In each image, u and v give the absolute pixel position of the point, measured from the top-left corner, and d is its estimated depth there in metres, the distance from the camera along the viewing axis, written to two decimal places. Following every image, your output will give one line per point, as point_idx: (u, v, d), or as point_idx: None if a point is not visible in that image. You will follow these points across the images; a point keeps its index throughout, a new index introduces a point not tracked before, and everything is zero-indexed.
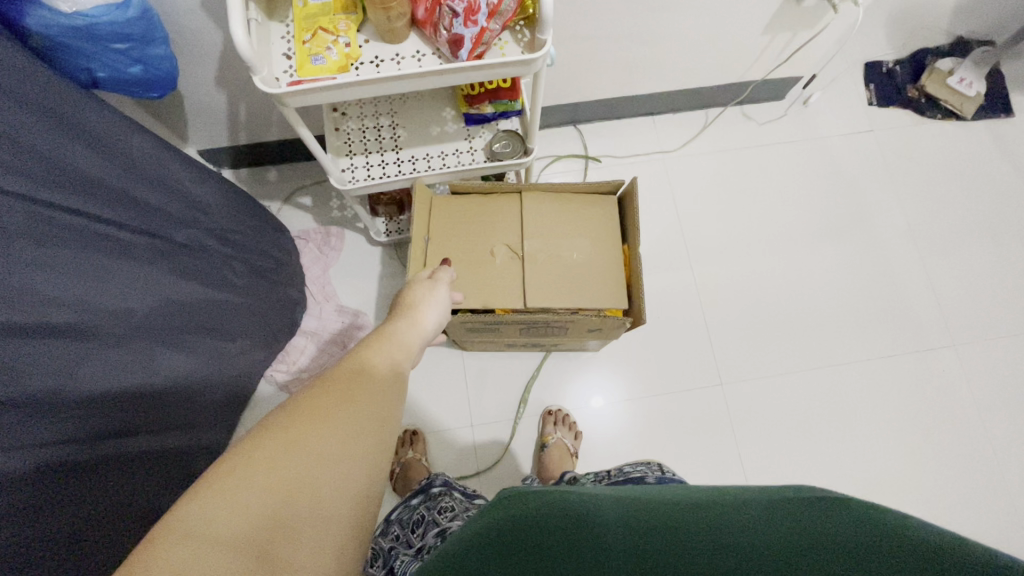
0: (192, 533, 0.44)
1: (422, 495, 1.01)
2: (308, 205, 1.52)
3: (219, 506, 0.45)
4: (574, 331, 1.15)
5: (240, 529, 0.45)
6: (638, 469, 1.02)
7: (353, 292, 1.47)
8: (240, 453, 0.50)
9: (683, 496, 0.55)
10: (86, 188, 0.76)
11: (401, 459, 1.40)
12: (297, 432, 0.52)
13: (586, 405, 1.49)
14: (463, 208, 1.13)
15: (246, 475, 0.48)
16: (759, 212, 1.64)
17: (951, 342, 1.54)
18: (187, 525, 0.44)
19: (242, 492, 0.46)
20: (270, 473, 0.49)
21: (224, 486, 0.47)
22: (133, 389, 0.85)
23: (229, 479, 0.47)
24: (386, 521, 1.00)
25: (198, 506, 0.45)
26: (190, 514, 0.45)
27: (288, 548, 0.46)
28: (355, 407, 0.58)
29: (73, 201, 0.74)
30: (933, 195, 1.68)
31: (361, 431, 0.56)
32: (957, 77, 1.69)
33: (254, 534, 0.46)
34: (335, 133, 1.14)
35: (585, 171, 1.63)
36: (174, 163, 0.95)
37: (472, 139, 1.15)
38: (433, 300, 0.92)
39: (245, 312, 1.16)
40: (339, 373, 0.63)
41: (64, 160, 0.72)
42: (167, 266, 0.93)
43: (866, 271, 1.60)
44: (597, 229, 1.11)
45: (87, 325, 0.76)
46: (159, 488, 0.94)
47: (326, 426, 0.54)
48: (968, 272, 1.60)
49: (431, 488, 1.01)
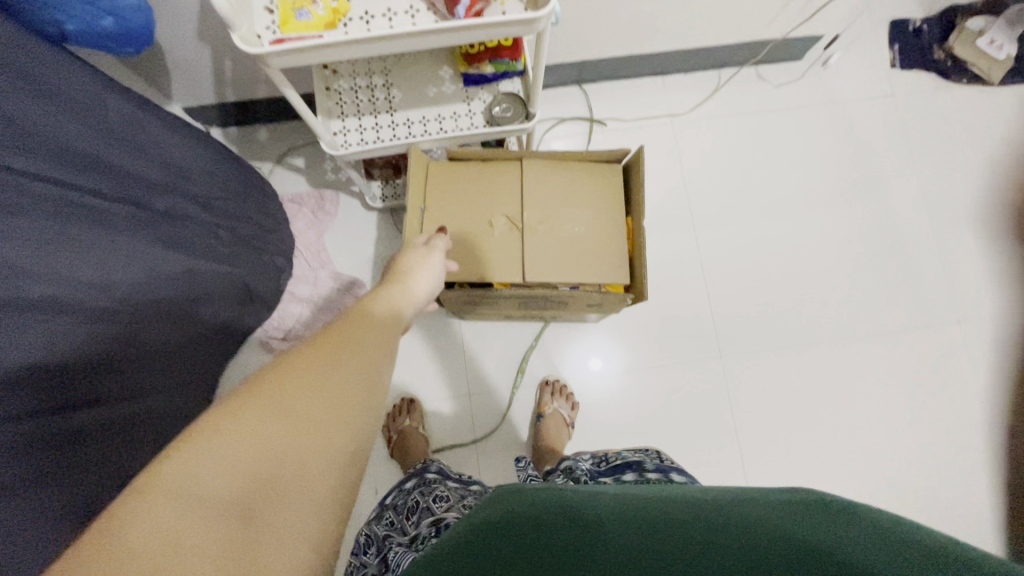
0: (174, 491, 0.41)
1: (416, 480, 1.03)
2: (301, 166, 1.46)
3: (203, 465, 0.43)
4: (573, 305, 1.12)
5: (225, 490, 0.43)
6: (637, 454, 1.01)
7: (348, 259, 1.43)
8: (227, 412, 0.47)
9: (689, 500, 0.53)
10: (59, 154, 0.72)
11: (398, 427, 1.40)
12: (289, 393, 0.49)
13: (586, 367, 1.49)
14: (461, 176, 1.08)
15: (229, 437, 0.45)
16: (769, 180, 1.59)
17: (955, 318, 1.52)
18: (169, 483, 0.42)
19: (225, 454, 0.44)
20: (257, 434, 0.46)
21: (206, 446, 0.44)
22: (115, 358, 0.83)
23: (215, 437, 0.45)
24: (383, 505, 1.01)
25: (182, 463, 0.43)
26: (173, 471, 0.42)
27: (273, 512, 0.44)
28: (349, 372, 0.55)
29: (45, 169, 0.70)
30: (951, 164, 1.61)
31: (355, 395, 0.53)
32: (987, 39, 1.59)
33: (237, 497, 0.43)
34: (326, 92, 1.07)
35: (590, 135, 1.56)
36: (147, 127, 0.90)
37: (470, 101, 1.09)
38: (428, 268, 0.90)
39: (229, 280, 1.13)
40: (331, 335, 0.59)
41: (33, 125, 0.68)
42: (148, 235, 0.90)
43: (874, 243, 1.56)
44: (600, 200, 1.06)
45: (65, 297, 0.74)
46: (149, 454, 0.94)
47: (318, 389, 0.51)
48: (979, 245, 1.56)
49: (425, 473, 1.04)
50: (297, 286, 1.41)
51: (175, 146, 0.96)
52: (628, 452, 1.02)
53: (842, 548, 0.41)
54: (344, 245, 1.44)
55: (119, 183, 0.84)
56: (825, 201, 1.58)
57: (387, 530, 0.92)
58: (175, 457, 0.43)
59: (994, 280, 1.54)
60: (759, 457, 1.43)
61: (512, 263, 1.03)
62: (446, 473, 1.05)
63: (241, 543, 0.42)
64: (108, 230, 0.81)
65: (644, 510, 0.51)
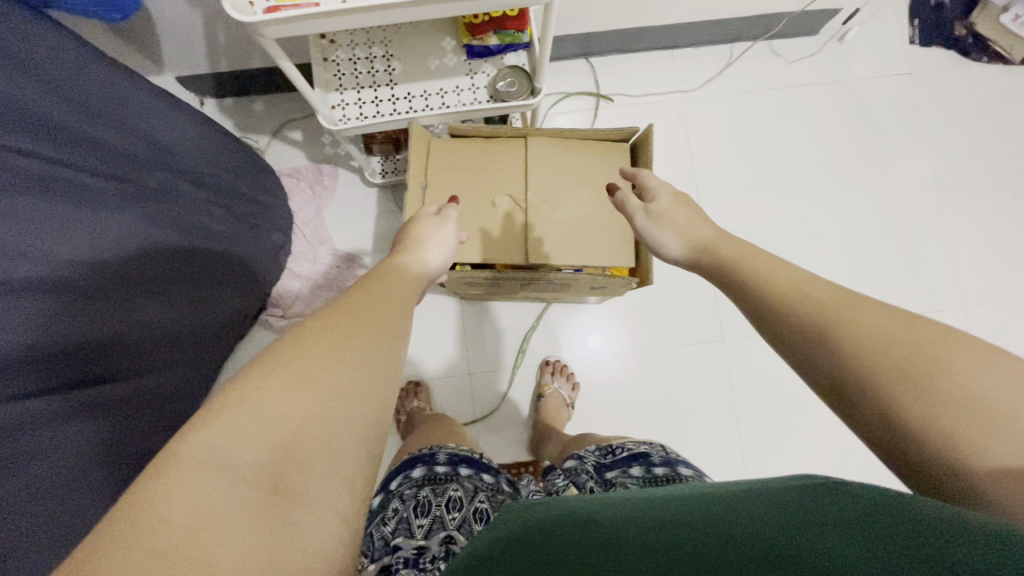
0: (198, 460, 0.39)
1: (426, 472, 0.95)
2: (298, 140, 1.42)
3: (227, 434, 0.41)
4: (576, 287, 1.11)
5: (250, 458, 0.41)
6: (644, 447, 0.98)
7: (347, 236, 1.41)
8: (248, 381, 0.45)
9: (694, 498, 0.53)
10: (40, 129, 0.70)
11: (407, 409, 1.39)
12: (310, 360, 0.48)
13: (585, 343, 1.49)
14: (464, 153, 1.05)
15: (255, 406, 0.43)
16: (778, 160, 1.55)
17: (963, 304, 1.49)
18: (193, 454, 0.40)
19: (251, 423, 0.42)
20: (281, 402, 0.44)
21: (232, 415, 0.42)
22: (113, 338, 0.82)
23: (238, 407, 0.43)
24: (390, 494, 0.92)
25: (205, 432, 0.41)
26: (197, 440, 0.41)
27: (299, 480, 0.42)
28: (369, 340, 0.53)
29: (27, 144, 0.68)
30: (966, 146, 1.57)
31: (375, 364, 0.51)
32: (1012, 15, 1.49)
33: (265, 466, 0.41)
34: (324, 63, 1.03)
35: (596, 111, 1.52)
36: (131, 100, 0.87)
37: (474, 74, 1.05)
38: (440, 238, 0.88)
39: (226, 257, 1.10)
40: (347, 306, 0.57)
41: (9, 99, 0.66)
42: (141, 212, 0.87)
43: (883, 226, 1.52)
44: (606, 180, 1.04)
45: (59, 276, 0.72)
46: (149, 432, 0.94)
47: (340, 356, 0.49)
48: (992, 229, 1.53)
49: (435, 466, 0.96)
50: (296, 263, 1.39)
51: (157, 121, 0.93)
52: (636, 444, 0.99)
53: (832, 535, 0.40)
54: (344, 222, 1.41)
55: (105, 159, 0.81)
56: (835, 182, 1.54)
57: (394, 529, 0.83)
58: (200, 426, 0.42)
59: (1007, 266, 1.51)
60: (758, 439, 1.44)
61: (516, 244, 1.00)
62: (458, 462, 0.98)
63: (268, 513, 0.40)
64: (99, 206, 0.79)
65: (676, 515, 0.49)
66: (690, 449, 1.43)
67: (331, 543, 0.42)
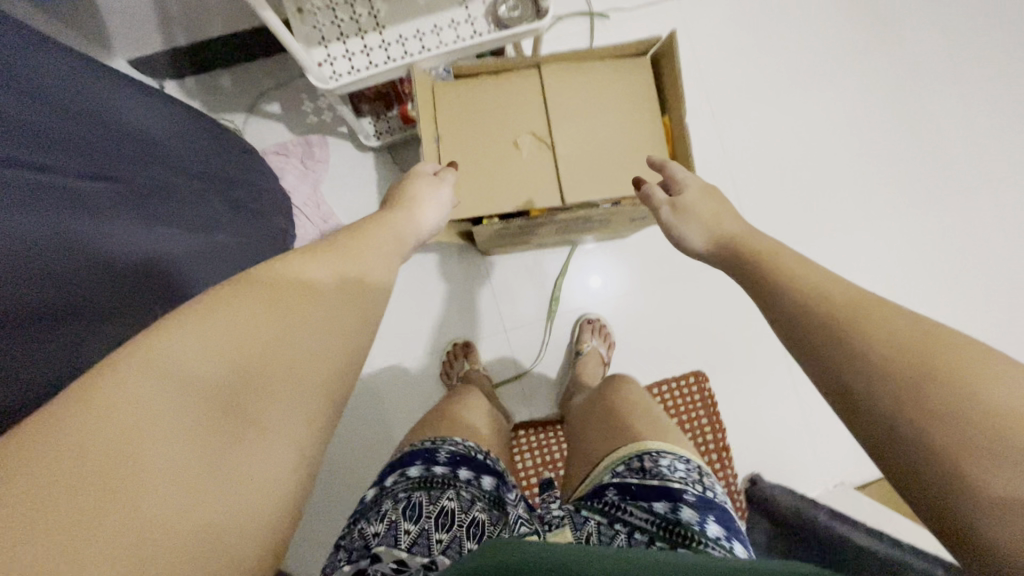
0: (167, 364, 0.38)
1: (420, 475, 0.77)
2: (277, 112, 1.29)
3: (208, 341, 0.41)
4: (616, 222, 1.05)
5: (213, 373, 0.40)
6: (671, 464, 0.79)
7: (352, 208, 1.30)
8: (232, 305, 0.45)
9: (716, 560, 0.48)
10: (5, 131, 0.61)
11: (459, 372, 1.35)
12: (291, 305, 0.47)
13: (585, 284, 1.46)
14: (475, 92, 0.96)
15: (225, 318, 0.43)
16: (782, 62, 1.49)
17: (975, 180, 1.51)
18: (163, 355, 0.39)
19: (221, 331, 0.42)
20: (253, 327, 0.44)
21: (202, 321, 0.42)
22: (132, 348, 0.75)
23: (219, 320, 0.43)
24: (382, 487, 0.76)
25: (179, 339, 0.40)
26: (165, 343, 0.39)
27: (254, 407, 0.41)
28: (352, 306, 0.52)
29: None
30: (954, 22, 1.58)
31: (354, 326, 0.51)
32: None
33: (223, 379, 0.40)
34: (299, 15, 0.93)
35: (591, 32, 1.41)
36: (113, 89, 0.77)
37: (469, 4, 0.95)
38: (434, 199, 0.82)
39: (236, 250, 1.02)
40: (330, 250, 0.58)
41: None
42: (137, 214, 0.78)
43: (889, 115, 1.52)
44: (631, 100, 0.96)
45: (59, 300, 0.65)
46: None
47: (319, 308, 0.49)
48: (990, 109, 1.54)
49: (430, 470, 0.78)
50: (303, 246, 1.28)
51: (133, 104, 0.82)
52: (664, 453, 0.80)
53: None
54: (346, 194, 1.30)
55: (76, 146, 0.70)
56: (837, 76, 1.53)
57: (378, 530, 0.68)
58: (167, 326, 0.41)
59: (1007, 143, 1.53)
60: None
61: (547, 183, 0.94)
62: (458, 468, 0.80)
63: (219, 430, 0.38)
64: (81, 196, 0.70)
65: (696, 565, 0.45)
66: (737, 370, 1.42)
67: (287, 475, 0.41)
